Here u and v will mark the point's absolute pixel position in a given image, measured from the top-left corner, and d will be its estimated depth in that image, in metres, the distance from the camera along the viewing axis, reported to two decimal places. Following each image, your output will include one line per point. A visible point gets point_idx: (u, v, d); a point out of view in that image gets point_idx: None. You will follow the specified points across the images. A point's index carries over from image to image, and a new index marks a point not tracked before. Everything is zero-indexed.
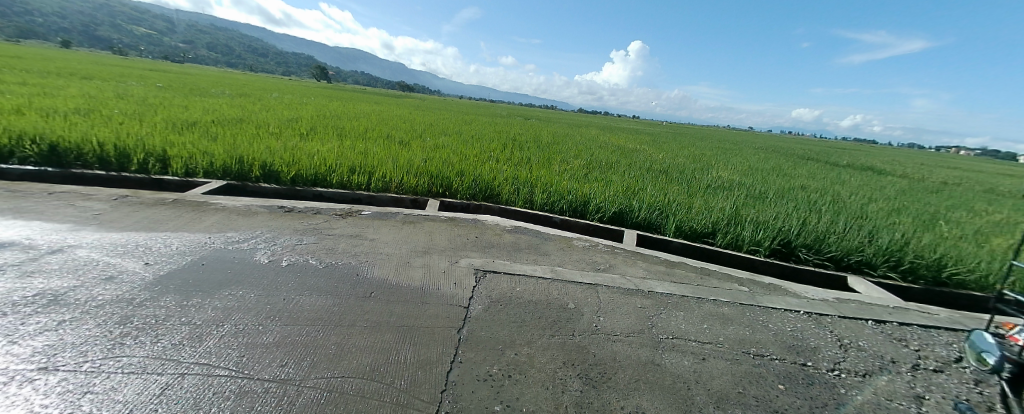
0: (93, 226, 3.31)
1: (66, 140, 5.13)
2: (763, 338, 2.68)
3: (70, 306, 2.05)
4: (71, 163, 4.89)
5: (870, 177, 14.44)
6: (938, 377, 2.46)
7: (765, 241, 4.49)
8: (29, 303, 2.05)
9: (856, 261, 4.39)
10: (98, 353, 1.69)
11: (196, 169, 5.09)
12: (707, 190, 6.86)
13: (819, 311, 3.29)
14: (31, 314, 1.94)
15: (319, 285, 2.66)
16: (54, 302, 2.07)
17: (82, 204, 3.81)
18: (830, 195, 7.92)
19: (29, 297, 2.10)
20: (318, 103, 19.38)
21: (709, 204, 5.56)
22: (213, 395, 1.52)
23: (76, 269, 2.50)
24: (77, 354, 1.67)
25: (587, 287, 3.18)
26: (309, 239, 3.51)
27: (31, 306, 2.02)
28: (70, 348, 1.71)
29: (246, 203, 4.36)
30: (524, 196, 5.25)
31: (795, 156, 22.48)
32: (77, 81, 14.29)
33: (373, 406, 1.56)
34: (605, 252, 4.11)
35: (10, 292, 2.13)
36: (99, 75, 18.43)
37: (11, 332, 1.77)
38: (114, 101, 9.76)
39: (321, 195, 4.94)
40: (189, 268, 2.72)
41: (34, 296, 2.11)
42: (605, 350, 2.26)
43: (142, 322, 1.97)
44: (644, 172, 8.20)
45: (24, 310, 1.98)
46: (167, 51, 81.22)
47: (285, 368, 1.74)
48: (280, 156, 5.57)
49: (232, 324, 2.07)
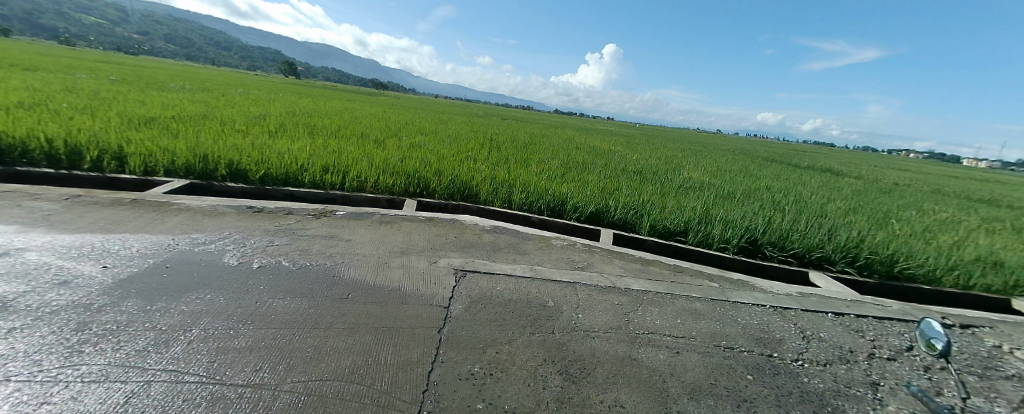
0: (43, 227, 3.08)
1: (9, 136, 4.75)
2: (733, 331, 2.81)
3: (19, 313, 1.91)
4: (14, 160, 4.53)
5: (829, 178, 15.39)
6: (891, 365, 2.66)
7: (733, 239, 4.71)
8: None
9: (816, 257, 4.69)
10: (54, 362, 1.59)
11: (157, 168, 4.81)
12: (679, 191, 7.09)
13: (783, 305, 3.49)
14: None
15: (294, 287, 2.59)
16: (1, 309, 1.93)
17: (30, 204, 3.54)
18: (792, 195, 8.39)
19: None
20: (289, 99, 18.88)
21: (681, 204, 5.78)
22: (182, 402, 1.46)
23: (25, 273, 2.33)
24: (30, 364, 1.56)
25: (566, 285, 3.24)
26: (281, 241, 3.39)
27: None
28: (22, 357, 1.59)
29: (212, 204, 4.16)
30: (503, 196, 5.27)
31: (761, 159, 23.65)
32: (16, 72, 13.16)
33: (353, 408, 1.55)
34: (582, 250, 4.20)
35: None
36: (41, 66, 17.05)
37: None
38: (62, 95, 9.07)
39: (293, 195, 4.78)
40: (151, 271, 2.57)
41: None
42: (584, 346, 2.32)
43: (102, 329, 1.86)
44: (619, 173, 8.42)
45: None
46: (123, 42, 76.71)
47: (261, 372, 1.70)
48: (248, 154, 5.35)
49: (200, 328, 1.98)
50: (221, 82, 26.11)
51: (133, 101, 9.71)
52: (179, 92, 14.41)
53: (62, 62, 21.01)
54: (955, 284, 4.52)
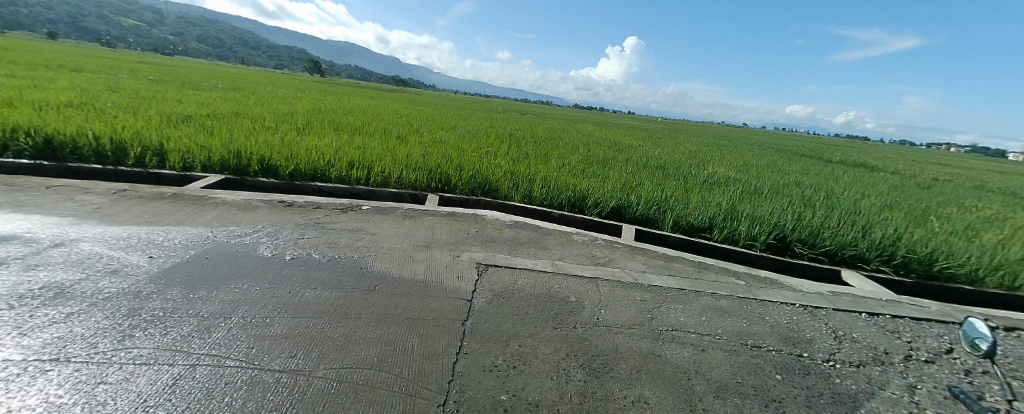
0: (94, 219, 3.30)
1: (61, 134, 5.08)
2: (761, 330, 2.74)
3: (76, 299, 2.06)
4: (66, 157, 4.86)
5: (862, 173, 14.67)
6: (930, 368, 2.53)
7: (761, 236, 4.58)
8: (35, 296, 2.06)
9: (849, 255, 4.50)
10: (109, 345, 1.71)
11: (194, 164, 5.05)
12: (704, 186, 6.93)
13: (814, 304, 3.37)
14: (38, 306, 1.96)
15: (323, 278, 2.69)
16: (60, 295, 2.08)
17: (82, 198, 3.80)
18: (823, 191, 8.06)
19: (34, 290, 2.11)
20: (314, 97, 19.44)
21: (706, 199, 5.66)
22: (225, 385, 1.55)
23: (80, 262, 2.51)
24: (87, 346, 1.69)
25: (588, 280, 3.23)
26: (311, 234, 3.52)
27: (38, 298, 2.03)
28: (80, 340, 1.72)
29: (246, 198, 4.35)
30: (524, 190, 5.28)
31: (790, 153, 22.74)
32: (66, 73, 14.05)
33: (382, 396, 1.60)
34: (604, 246, 4.18)
35: (18, 285, 2.14)
36: (89, 67, 18.19)
37: (21, 325, 1.78)
38: (107, 95, 9.63)
39: (321, 189, 4.94)
40: (192, 261, 2.72)
41: (39, 289, 2.12)
42: (607, 341, 2.32)
43: (150, 315, 1.99)
44: (641, 167, 8.29)
45: (31, 303, 1.98)
46: (158, 43, 80.55)
47: (295, 359, 1.78)
48: (278, 150, 5.55)
49: (239, 316, 2.09)
50: (248, 81, 27.03)
51: (171, 100, 10.20)
52: (212, 91, 15.04)
53: (106, 64, 22.31)
54: (1001, 285, 4.24)
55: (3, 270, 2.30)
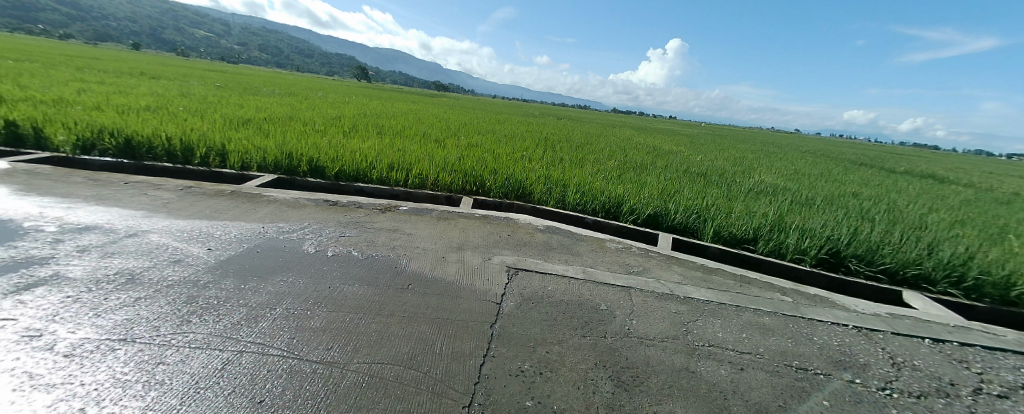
0: (163, 213, 3.67)
1: (141, 134, 5.70)
2: (805, 351, 2.59)
3: (144, 285, 2.32)
4: (143, 155, 5.44)
5: (931, 186, 13.37)
6: (1003, 404, 2.27)
7: (811, 250, 4.31)
8: (111, 281, 2.33)
9: (911, 275, 4.13)
10: (169, 329, 1.91)
11: (251, 163, 5.49)
12: (749, 195, 6.62)
13: (869, 326, 3.13)
14: (112, 290, 2.21)
15: (361, 275, 2.84)
16: (130, 281, 2.34)
17: (154, 193, 4.24)
18: (883, 203, 7.44)
19: (110, 276, 2.38)
20: (359, 101, 20.51)
21: (750, 209, 5.41)
22: (268, 372, 1.68)
23: (149, 252, 2.80)
24: (151, 329, 1.89)
25: (620, 289, 3.18)
26: (351, 232, 3.72)
27: (114, 283, 2.30)
28: (145, 323, 1.93)
29: (295, 196, 4.66)
30: (557, 196, 5.28)
31: (846, 162, 21.04)
32: (148, 81, 15.75)
33: (411, 393, 1.67)
34: (639, 254, 4.10)
35: (96, 269, 2.44)
36: (168, 75, 20.32)
37: (98, 306, 2.03)
38: (180, 99, 10.69)
39: (362, 190, 5.20)
40: (245, 254, 2.96)
41: (115, 275, 2.40)
42: (638, 353, 2.28)
43: (205, 303, 2.20)
44: (680, 174, 8.04)
45: (107, 287, 2.25)
46: (219, 52, 88.06)
47: (331, 352, 1.89)
48: (325, 152, 5.90)
49: (284, 308, 2.26)
50: (299, 86, 28.89)
51: (233, 104, 11.16)
52: (269, 96, 16.28)
53: (181, 72, 24.81)
54: None
55: (87, 256, 2.62)
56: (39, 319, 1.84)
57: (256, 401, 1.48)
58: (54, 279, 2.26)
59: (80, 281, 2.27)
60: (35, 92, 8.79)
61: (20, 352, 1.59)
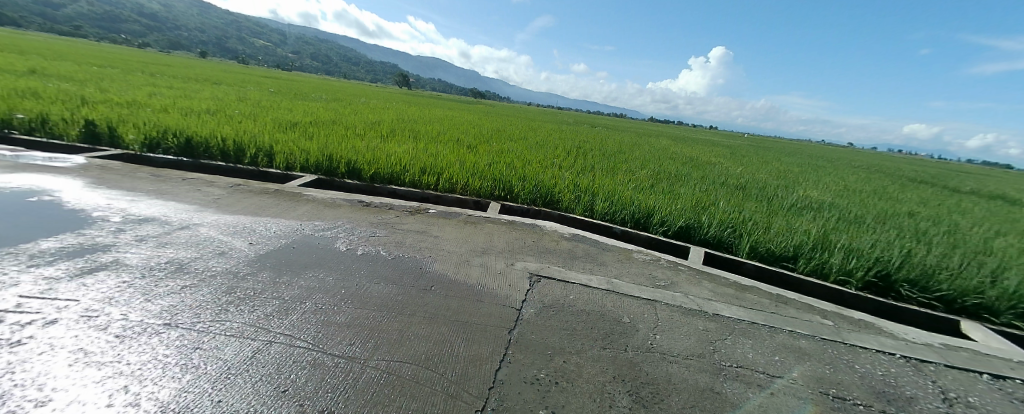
0: (212, 208, 4.00)
1: (199, 135, 6.24)
2: (844, 379, 2.42)
3: (192, 274, 2.54)
4: (200, 154, 5.95)
5: (1006, 208, 12.07)
6: None
7: (857, 272, 4.03)
8: (164, 268, 2.58)
9: (973, 304, 3.75)
10: (209, 316, 2.08)
11: (294, 164, 5.86)
12: (791, 210, 6.29)
13: (921, 357, 2.88)
14: (163, 278, 2.44)
15: (387, 274, 2.95)
16: (180, 270, 2.58)
17: (206, 190, 4.62)
18: (946, 225, 6.82)
19: (164, 264, 2.63)
20: (397, 107, 21.37)
21: (791, 226, 5.14)
22: (293, 363, 1.78)
23: (198, 243, 3.06)
24: (193, 315, 2.06)
25: (644, 302, 3.12)
26: (381, 232, 3.88)
27: (166, 271, 2.54)
28: (189, 309, 2.12)
29: (332, 196, 4.93)
30: (585, 204, 5.25)
31: (904, 178, 19.41)
32: (211, 86, 17.23)
33: (426, 392, 1.71)
34: (667, 267, 3.99)
35: (150, 258, 2.70)
36: (228, 81, 22.14)
37: (148, 292, 2.24)
38: (236, 103, 11.60)
39: (395, 192, 5.41)
40: (283, 250, 3.17)
41: (167, 264, 2.64)
42: (659, 369, 2.22)
43: (243, 293, 2.38)
44: (716, 186, 7.77)
45: (158, 274, 2.48)
46: (270, 60, 94.78)
47: (353, 347, 1.98)
48: (363, 155, 6.20)
49: (313, 302, 2.40)
50: (340, 91, 30.42)
51: (283, 108, 11.97)
52: (315, 101, 17.31)
53: (239, 78, 26.94)
54: None
55: (145, 246, 2.90)
56: (98, 301, 2.06)
57: (281, 391, 1.58)
58: (113, 265, 2.52)
59: (135, 268, 2.53)
60: (114, 95, 9.83)
61: (80, 330, 1.78)
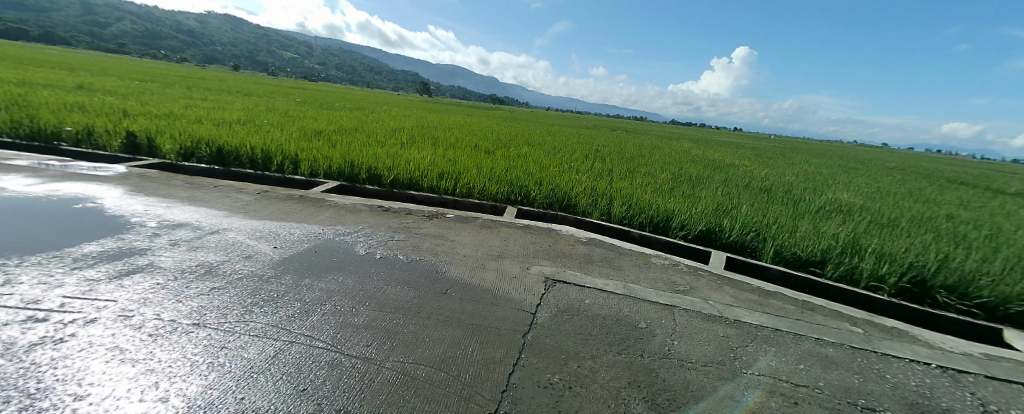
0: (240, 213, 4.19)
1: (231, 144, 6.57)
2: (875, 389, 2.30)
3: (219, 277, 2.67)
4: (231, 162, 6.26)
5: None
6: None
7: (889, 277, 3.83)
8: (195, 271, 2.72)
9: (1018, 311, 3.51)
10: (235, 317, 2.19)
11: (318, 171, 6.08)
12: (818, 213, 6.06)
13: (959, 367, 2.70)
14: (194, 280, 2.58)
15: (404, 278, 3.02)
16: (209, 272, 2.72)
17: (236, 196, 4.86)
18: (990, 229, 6.41)
19: (195, 267, 2.79)
20: (417, 114, 21.85)
21: (818, 229, 4.96)
22: (312, 363, 1.85)
23: (226, 247, 3.22)
24: (220, 316, 2.17)
25: (662, 307, 3.07)
26: (399, 236, 3.97)
27: (196, 273, 2.68)
28: (216, 310, 2.23)
29: (353, 202, 5.08)
30: (602, 208, 5.22)
31: (944, 180, 18.31)
32: (243, 97, 18.12)
33: (440, 395, 1.74)
34: (686, 272, 3.91)
35: (181, 261, 2.86)
36: (258, 93, 23.22)
37: (179, 293, 2.38)
38: (265, 113, 12.14)
39: (414, 197, 5.52)
40: (305, 254, 3.29)
41: (197, 267, 2.80)
42: (676, 376, 2.18)
43: (267, 295, 2.49)
44: (739, 189, 7.56)
45: (188, 276, 2.62)
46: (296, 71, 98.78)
47: (370, 348, 2.04)
48: (383, 161, 6.38)
49: (332, 304, 2.48)
50: (361, 100, 31.27)
51: (308, 117, 12.45)
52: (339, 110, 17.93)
53: (269, 90, 28.22)
54: None
55: (177, 249, 3.08)
56: (133, 302, 2.20)
57: (300, 389, 1.64)
58: (148, 268, 2.69)
59: (168, 270, 2.68)
60: (153, 108, 10.47)
61: (117, 329, 1.91)
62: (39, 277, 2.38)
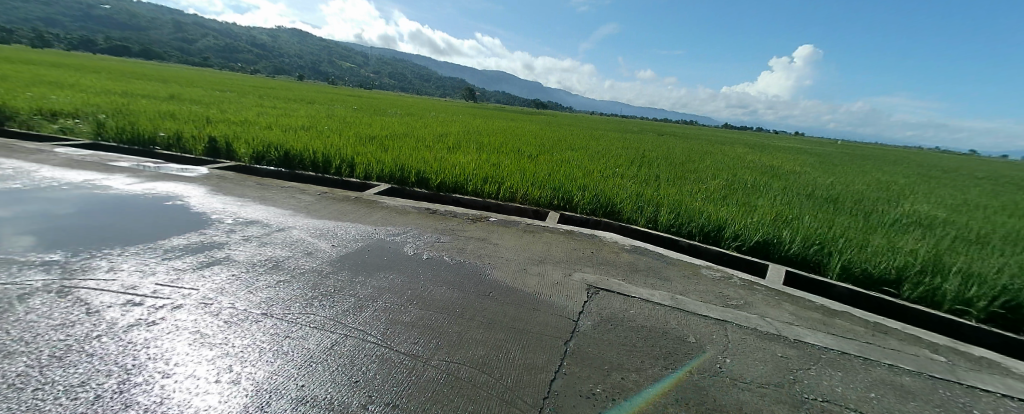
0: (304, 213, 4.62)
1: (297, 148, 7.24)
2: None
3: (285, 271, 2.98)
4: (297, 165, 6.89)
5: None
6: None
7: (979, 301, 3.36)
8: (266, 265, 3.06)
9: None
10: (298, 309, 2.43)
11: (371, 174, 6.51)
12: (897, 226, 5.44)
13: None
14: (264, 273, 2.89)
15: (449, 279, 3.16)
16: (278, 267, 3.04)
17: (301, 197, 5.35)
18: None
19: (265, 261, 3.13)
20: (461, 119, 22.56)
21: (895, 245, 4.46)
22: (363, 356, 2.01)
23: (292, 244, 3.58)
24: (286, 308, 2.43)
25: (713, 322, 2.92)
26: (445, 238, 4.15)
27: (265, 267, 3.01)
28: (281, 302, 2.49)
29: (402, 204, 5.38)
30: (648, 215, 5.08)
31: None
32: (307, 105, 19.84)
33: (483, 396, 1.81)
34: (738, 285, 3.69)
35: (252, 255, 3.22)
36: (320, 101, 25.26)
37: (251, 285, 2.69)
38: (326, 120, 13.20)
39: (458, 200, 5.73)
40: (360, 252, 3.55)
41: (267, 261, 3.14)
42: (728, 396, 2.08)
43: (326, 290, 2.73)
44: (802, 198, 6.99)
45: (258, 269, 2.95)
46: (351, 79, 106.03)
47: (417, 346, 2.17)
48: (431, 165, 6.69)
49: (383, 301, 2.66)
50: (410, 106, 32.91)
51: (363, 123, 13.34)
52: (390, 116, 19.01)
53: (329, 97, 30.60)
54: None
55: (250, 244, 3.47)
56: (212, 291, 2.52)
57: (353, 381, 1.80)
58: (225, 261, 3.06)
59: (241, 263, 3.03)
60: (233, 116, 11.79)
61: (198, 315, 2.20)
62: (137, 265, 2.81)
